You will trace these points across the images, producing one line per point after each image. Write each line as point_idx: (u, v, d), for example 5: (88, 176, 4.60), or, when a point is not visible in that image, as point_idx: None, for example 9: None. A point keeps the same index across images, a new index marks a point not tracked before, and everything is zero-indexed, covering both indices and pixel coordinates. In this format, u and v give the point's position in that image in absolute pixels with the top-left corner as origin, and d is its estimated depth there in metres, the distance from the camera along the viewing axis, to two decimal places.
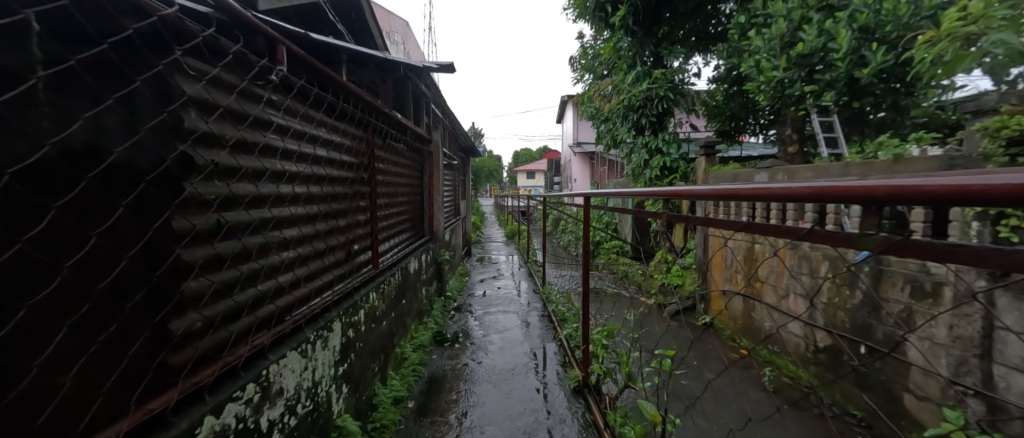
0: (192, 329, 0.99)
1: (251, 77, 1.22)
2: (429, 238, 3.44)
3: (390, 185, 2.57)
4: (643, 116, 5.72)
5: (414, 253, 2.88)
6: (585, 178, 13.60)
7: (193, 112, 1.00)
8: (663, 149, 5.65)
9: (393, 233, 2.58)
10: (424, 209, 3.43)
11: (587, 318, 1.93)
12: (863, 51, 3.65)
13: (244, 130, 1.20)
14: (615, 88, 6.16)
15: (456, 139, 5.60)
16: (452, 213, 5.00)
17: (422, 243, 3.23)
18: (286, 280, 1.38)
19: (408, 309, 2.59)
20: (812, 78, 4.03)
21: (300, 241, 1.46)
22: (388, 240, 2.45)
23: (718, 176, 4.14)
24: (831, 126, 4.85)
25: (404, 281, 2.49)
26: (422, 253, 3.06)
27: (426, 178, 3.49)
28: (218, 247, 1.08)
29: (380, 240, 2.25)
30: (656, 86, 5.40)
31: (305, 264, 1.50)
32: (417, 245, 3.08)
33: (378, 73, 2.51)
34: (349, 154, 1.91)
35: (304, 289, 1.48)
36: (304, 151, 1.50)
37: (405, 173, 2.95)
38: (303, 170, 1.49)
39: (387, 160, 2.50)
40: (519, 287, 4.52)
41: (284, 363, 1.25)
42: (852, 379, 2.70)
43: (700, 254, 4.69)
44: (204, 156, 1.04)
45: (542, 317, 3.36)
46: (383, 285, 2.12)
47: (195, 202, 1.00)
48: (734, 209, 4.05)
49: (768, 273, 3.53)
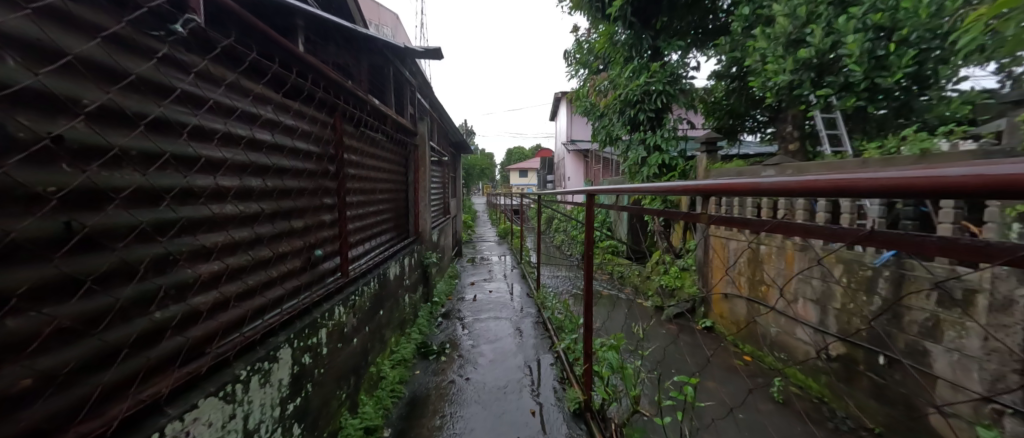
0: (13, 390, 0.72)
1: (136, 22, 0.99)
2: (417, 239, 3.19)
3: (365, 182, 2.38)
4: (640, 112, 5.50)
5: (396, 256, 2.67)
6: (579, 176, 13.40)
7: (12, 59, 0.73)
8: (661, 146, 5.43)
9: (370, 236, 2.41)
10: (413, 209, 3.19)
11: (590, 330, 1.69)
12: (880, 53, 3.46)
13: (115, 94, 0.93)
14: (610, 83, 5.92)
15: (447, 133, 5.35)
16: (441, 212, 4.71)
17: (408, 245, 2.99)
18: (202, 303, 1.16)
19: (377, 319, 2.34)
20: (821, 78, 3.86)
21: (225, 250, 1.26)
22: (363, 243, 2.28)
23: (720, 173, 3.94)
24: (834, 123, 4.74)
25: (383, 289, 2.31)
26: (404, 255, 2.83)
27: (409, 174, 3.25)
28: (65, 266, 0.81)
29: (351, 243, 2.09)
30: (654, 80, 5.19)
31: (236, 280, 1.30)
32: (400, 247, 2.86)
33: (350, 52, 2.26)
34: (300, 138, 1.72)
35: (234, 311, 1.28)
36: (231, 129, 1.31)
37: (386, 169, 2.76)
38: (228, 156, 1.29)
39: (359, 154, 2.33)
40: (512, 291, 4.27)
41: (194, 417, 1.04)
42: (868, 390, 2.52)
43: (700, 255, 4.48)
44: (40, 126, 0.77)
45: (536, 323, 3.13)
46: (354, 295, 1.97)
47: (16, 196, 0.73)
48: (737, 208, 3.86)
49: (774, 276, 3.34)
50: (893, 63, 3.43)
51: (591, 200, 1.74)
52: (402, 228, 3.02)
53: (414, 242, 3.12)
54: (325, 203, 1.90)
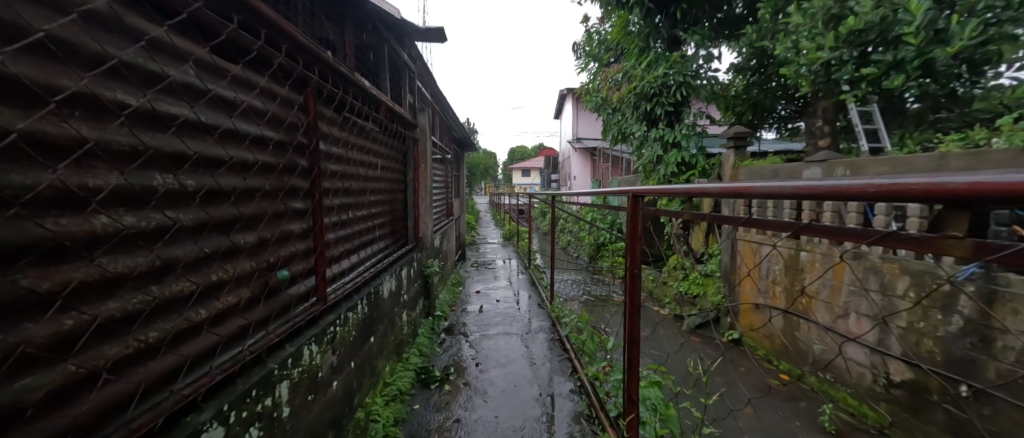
0: None
1: None
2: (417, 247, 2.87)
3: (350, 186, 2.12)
4: (657, 106, 5.12)
5: (390, 269, 2.41)
6: (585, 175, 13.02)
7: None
8: (679, 143, 5.06)
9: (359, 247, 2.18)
10: (415, 212, 2.88)
11: (635, 368, 1.38)
12: (941, 23, 3.04)
13: None
14: (624, 75, 5.48)
15: (450, 129, 5.01)
16: (443, 214, 4.37)
17: (406, 253, 2.66)
18: (62, 382, 0.83)
19: (368, 345, 2.02)
20: (865, 60, 3.45)
21: (113, 286, 0.93)
22: (347, 259, 2.05)
23: (751, 171, 3.58)
24: (870, 116, 4.41)
25: (374, 313, 2.10)
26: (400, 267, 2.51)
27: (408, 171, 2.91)
28: None
29: (329, 259, 1.86)
30: (673, 71, 4.81)
31: (135, 336, 0.99)
32: (397, 257, 2.56)
33: (327, 16, 1.91)
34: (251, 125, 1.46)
35: (128, 383, 0.97)
36: (150, 104, 1.05)
37: (377, 167, 2.47)
38: (92, 135, 0.90)
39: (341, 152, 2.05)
40: (521, 299, 3.93)
41: None
42: (944, 426, 2.16)
43: (726, 261, 4.11)
44: None
45: (550, 340, 2.79)
46: (335, 322, 1.76)
47: None
48: (771, 210, 3.49)
49: (817, 287, 2.97)
50: (954, 31, 2.98)
51: (637, 201, 1.37)
52: (400, 234, 2.74)
53: (415, 250, 2.81)
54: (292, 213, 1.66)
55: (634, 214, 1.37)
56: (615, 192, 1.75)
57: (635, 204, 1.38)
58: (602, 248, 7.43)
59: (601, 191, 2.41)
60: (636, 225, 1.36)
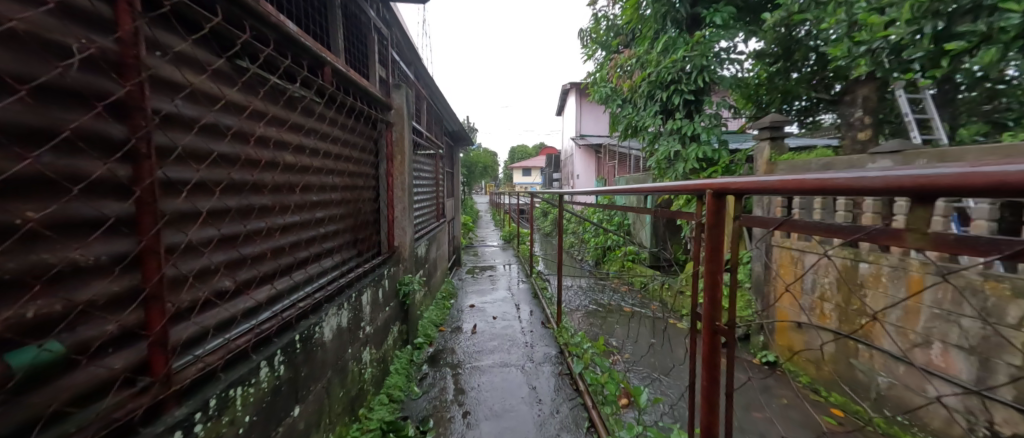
0: None
1: None
2: (399, 255, 2.32)
3: (311, 174, 1.59)
4: (675, 95, 4.54)
5: (342, 298, 1.69)
6: (589, 173, 12.45)
7: None
8: (699, 136, 4.51)
9: (316, 257, 1.63)
10: (399, 212, 2.34)
11: None
12: None
13: None
14: (636, 61, 4.85)
15: (441, 120, 4.45)
16: (432, 215, 3.82)
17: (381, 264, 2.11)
18: None
19: (288, 421, 1.29)
20: (945, 38, 2.81)
21: None
22: (298, 272, 1.51)
23: (794, 166, 3.02)
24: (923, 104, 3.84)
25: (299, 372, 1.35)
26: (372, 281, 1.97)
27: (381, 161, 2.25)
28: None
29: (218, 291, 1.10)
30: (694, 55, 4.22)
31: None
32: (359, 277, 1.87)
33: None
34: (194, 72, 1.03)
35: None
36: None
37: (346, 153, 1.91)
38: None
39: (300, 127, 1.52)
40: (522, 313, 3.39)
41: None
42: None
43: (758, 271, 3.57)
44: None
45: (557, 374, 2.25)
46: (278, 354, 1.25)
47: None
48: (818, 213, 2.93)
49: (884, 306, 2.43)
50: None
51: (721, 202, 0.80)
52: (376, 239, 2.20)
53: (394, 259, 2.26)
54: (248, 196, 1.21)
55: (714, 222, 0.80)
56: (655, 190, 1.21)
57: (712, 207, 0.81)
58: (609, 251, 6.93)
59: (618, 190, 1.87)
60: (722, 241, 0.80)
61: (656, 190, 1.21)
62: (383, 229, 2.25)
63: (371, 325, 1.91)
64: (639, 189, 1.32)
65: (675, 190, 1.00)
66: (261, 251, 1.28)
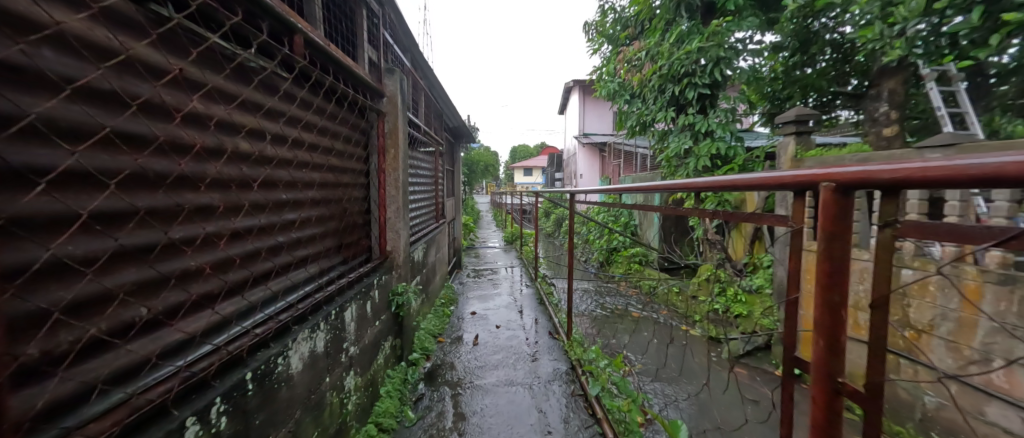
0: None
1: None
2: (394, 261, 2.06)
3: (277, 169, 1.35)
4: (687, 89, 4.29)
5: (315, 317, 1.44)
6: (594, 173, 12.17)
7: None
8: (713, 132, 4.27)
9: (286, 266, 1.40)
10: (394, 214, 2.08)
11: None
12: None
13: None
14: (646, 53, 4.61)
15: (441, 115, 4.20)
16: (432, 216, 3.58)
17: (369, 274, 1.87)
18: None
19: None
20: (998, 18, 2.51)
21: None
22: (260, 288, 1.27)
23: (823, 163, 2.78)
24: (956, 97, 3.58)
25: (252, 418, 1.11)
26: (358, 293, 1.73)
27: (371, 156, 1.99)
28: None
29: (124, 331, 0.85)
30: (708, 46, 3.98)
31: None
32: (340, 290, 1.62)
33: None
34: (65, 10, 0.74)
35: None
36: None
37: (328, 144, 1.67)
38: None
39: (258, 108, 1.27)
40: (527, 321, 3.15)
41: None
42: None
43: (781, 276, 3.32)
44: None
45: (568, 395, 2.00)
46: (218, 404, 1.00)
47: None
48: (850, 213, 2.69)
49: (932, 317, 2.19)
50: None
51: (851, 202, 0.57)
52: (366, 244, 1.95)
53: (386, 266, 2.00)
54: (172, 195, 0.96)
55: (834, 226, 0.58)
56: (715, 185, 0.97)
57: (832, 208, 0.58)
58: (615, 253, 6.69)
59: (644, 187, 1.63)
60: (848, 257, 0.58)
61: (717, 185, 0.98)
62: (374, 231, 2.00)
63: (357, 345, 1.66)
64: (690, 183, 1.09)
65: (758, 184, 0.78)
66: (197, 267, 1.03)
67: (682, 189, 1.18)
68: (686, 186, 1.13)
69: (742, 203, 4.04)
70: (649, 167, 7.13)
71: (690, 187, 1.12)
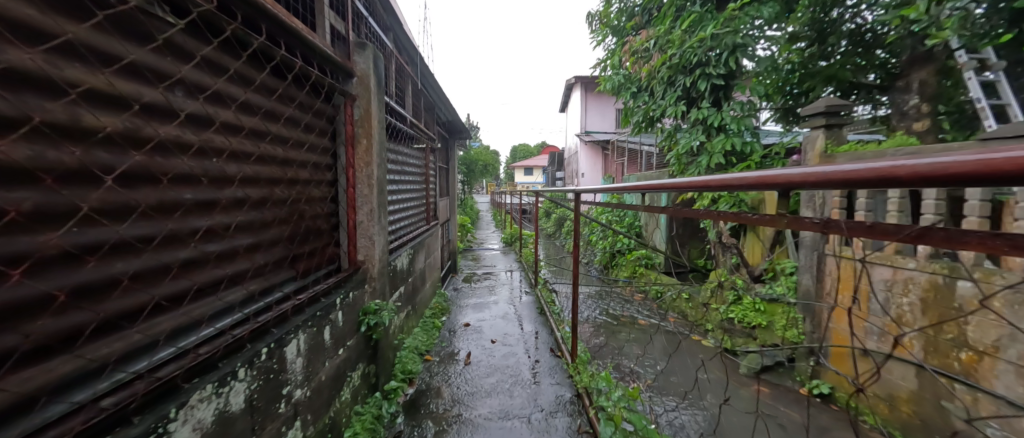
0: None
1: None
2: (361, 272, 1.70)
3: (173, 155, 0.88)
4: (700, 80, 3.97)
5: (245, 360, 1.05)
6: (595, 172, 11.86)
7: None
8: (727, 127, 3.95)
9: (194, 299, 0.95)
10: (366, 217, 1.71)
11: None
12: None
13: None
14: (655, 42, 4.29)
15: (433, 108, 3.87)
16: (422, 217, 3.27)
17: (327, 294, 1.47)
18: None
19: None
20: None
21: None
22: (128, 337, 0.79)
23: (861, 158, 2.46)
24: (998, 87, 3.25)
25: None
26: (310, 321, 1.32)
27: (340, 147, 1.64)
28: None
29: None
30: (724, 33, 3.65)
31: None
32: (288, 317, 1.24)
33: None
34: None
35: None
36: None
37: (271, 129, 1.23)
38: None
39: (116, 61, 0.76)
40: (526, 333, 2.85)
41: None
42: None
43: (807, 284, 3.00)
44: None
45: (572, 431, 1.69)
46: None
47: None
48: (894, 216, 2.36)
49: (999, 338, 1.87)
50: None
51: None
52: (327, 254, 1.56)
53: (354, 281, 1.64)
54: None
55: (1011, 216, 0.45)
56: (822, 179, 0.63)
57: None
58: (618, 256, 6.38)
59: (668, 186, 1.33)
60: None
61: (838, 180, 0.63)
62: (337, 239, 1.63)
63: (311, 383, 1.32)
64: (771, 177, 0.75)
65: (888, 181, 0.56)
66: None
67: (750, 185, 0.84)
68: (760, 181, 0.80)
69: (759, 204, 3.73)
70: (654, 166, 6.81)
71: (768, 183, 0.78)
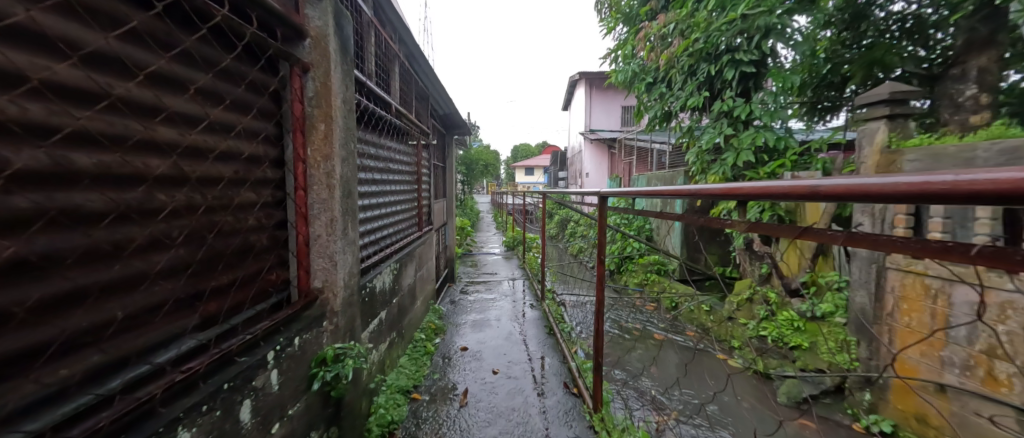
0: None
1: None
2: (315, 306, 1.27)
3: None
4: (728, 68, 3.53)
5: None
6: (600, 172, 11.44)
7: None
8: (759, 121, 3.51)
9: None
10: (324, 230, 1.28)
11: None
12: None
13: None
14: (676, 27, 3.84)
15: (428, 99, 3.40)
16: (414, 223, 2.84)
17: (247, 349, 0.99)
18: None
19: None
20: None
21: None
22: None
23: (943, 155, 2.02)
24: None
25: None
26: (204, 404, 0.83)
27: (288, 132, 1.19)
28: None
29: None
30: (758, 13, 3.21)
31: None
32: (154, 409, 0.74)
33: None
34: None
35: None
36: None
37: (152, 98, 0.77)
38: None
39: None
40: (534, 358, 2.43)
41: None
42: None
43: (861, 303, 2.57)
44: None
45: None
46: None
47: None
48: (987, 225, 1.92)
49: None
50: None
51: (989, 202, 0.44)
52: (259, 285, 1.08)
53: (303, 321, 1.19)
54: None
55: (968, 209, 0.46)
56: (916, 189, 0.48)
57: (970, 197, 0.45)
58: (628, 261, 5.96)
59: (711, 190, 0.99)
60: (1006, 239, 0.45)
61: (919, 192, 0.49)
62: (276, 263, 1.15)
63: None
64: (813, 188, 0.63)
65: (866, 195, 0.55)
66: None
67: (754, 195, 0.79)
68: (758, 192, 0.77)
69: (796, 208, 3.30)
70: (666, 165, 6.37)
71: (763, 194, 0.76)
